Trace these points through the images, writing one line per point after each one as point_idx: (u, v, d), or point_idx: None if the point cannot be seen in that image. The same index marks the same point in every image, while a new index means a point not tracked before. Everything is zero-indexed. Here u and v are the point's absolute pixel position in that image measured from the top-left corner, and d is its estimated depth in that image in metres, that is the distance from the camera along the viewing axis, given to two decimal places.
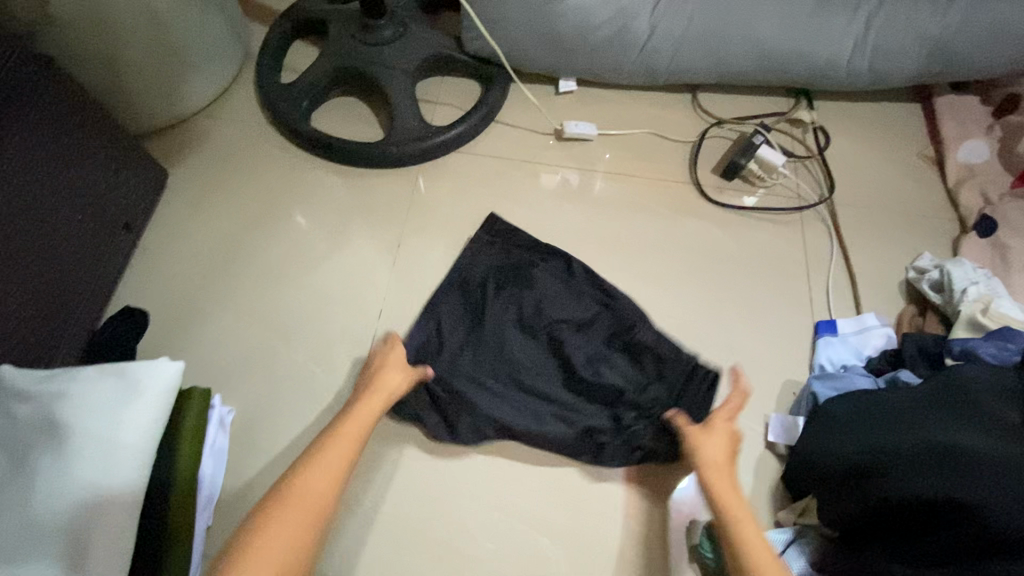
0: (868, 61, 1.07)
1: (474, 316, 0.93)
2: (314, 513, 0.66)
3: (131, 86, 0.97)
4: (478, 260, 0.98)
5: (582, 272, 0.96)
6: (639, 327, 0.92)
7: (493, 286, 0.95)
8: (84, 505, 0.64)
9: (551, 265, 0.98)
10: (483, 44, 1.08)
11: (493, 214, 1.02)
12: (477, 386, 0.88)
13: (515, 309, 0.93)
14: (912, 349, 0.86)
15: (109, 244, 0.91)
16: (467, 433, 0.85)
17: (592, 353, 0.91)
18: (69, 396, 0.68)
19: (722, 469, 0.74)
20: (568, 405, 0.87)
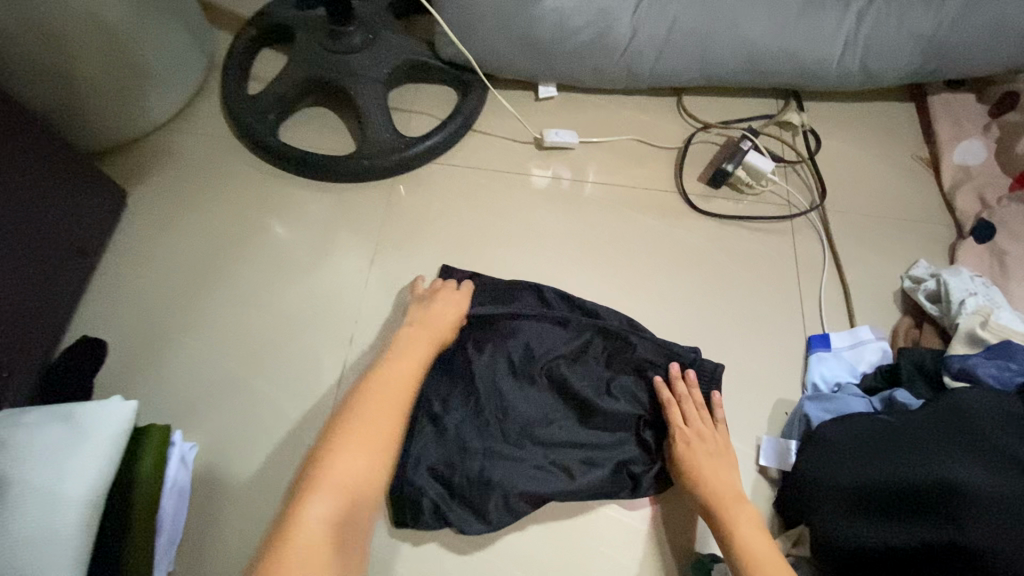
0: (859, 61, 1.03)
1: (463, 381, 0.84)
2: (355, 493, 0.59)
3: (84, 103, 0.92)
4: None
5: (557, 298, 0.89)
6: (637, 340, 0.85)
7: (472, 344, 0.85)
8: (22, 560, 0.60)
9: (523, 302, 0.89)
10: (456, 51, 1.03)
11: (445, 265, 0.94)
12: (491, 449, 0.80)
13: (505, 353, 0.85)
14: (908, 366, 0.82)
15: (61, 271, 0.87)
16: (500, 514, 0.78)
17: (599, 380, 0.85)
18: (9, 443, 0.63)
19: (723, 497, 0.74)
20: (594, 445, 0.82)
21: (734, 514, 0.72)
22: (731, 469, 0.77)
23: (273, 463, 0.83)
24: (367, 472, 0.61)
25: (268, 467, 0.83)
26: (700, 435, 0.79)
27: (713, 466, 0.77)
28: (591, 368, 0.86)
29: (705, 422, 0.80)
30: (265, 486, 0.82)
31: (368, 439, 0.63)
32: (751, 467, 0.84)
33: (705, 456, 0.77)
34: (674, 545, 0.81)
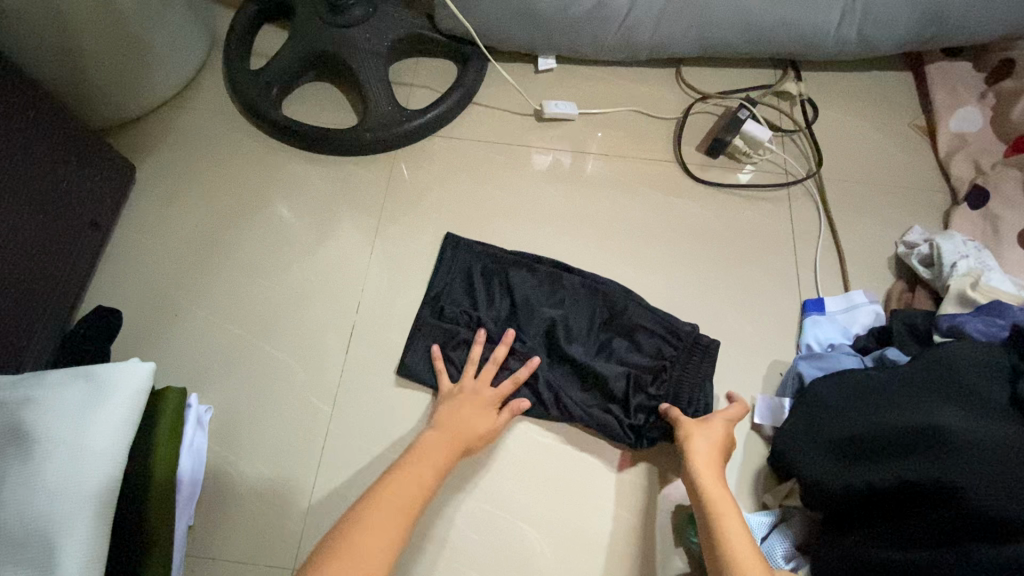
0: (856, 28, 1.03)
1: (459, 342, 0.89)
2: (405, 516, 0.65)
3: (91, 80, 0.93)
4: (451, 285, 0.94)
5: (550, 268, 0.94)
6: (630, 309, 0.90)
7: (470, 308, 0.91)
8: (56, 508, 0.63)
9: (520, 273, 0.94)
10: (456, 23, 1.04)
11: (448, 233, 0.98)
12: None
13: (499, 318, 0.91)
14: (900, 327, 0.84)
15: (75, 243, 0.89)
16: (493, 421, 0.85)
17: (592, 344, 0.90)
18: (36, 401, 0.66)
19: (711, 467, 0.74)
20: (580, 403, 0.86)
21: (728, 513, 0.69)
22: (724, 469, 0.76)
23: (284, 425, 0.86)
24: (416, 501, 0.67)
25: (280, 430, 0.86)
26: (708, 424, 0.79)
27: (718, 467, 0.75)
28: (583, 330, 0.90)
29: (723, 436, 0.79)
30: (277, 448, 0.85)
31: (413, 482, 0.69)
32: (746, 425, 0.87)
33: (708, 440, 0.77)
34: (673, 500, 0.83)
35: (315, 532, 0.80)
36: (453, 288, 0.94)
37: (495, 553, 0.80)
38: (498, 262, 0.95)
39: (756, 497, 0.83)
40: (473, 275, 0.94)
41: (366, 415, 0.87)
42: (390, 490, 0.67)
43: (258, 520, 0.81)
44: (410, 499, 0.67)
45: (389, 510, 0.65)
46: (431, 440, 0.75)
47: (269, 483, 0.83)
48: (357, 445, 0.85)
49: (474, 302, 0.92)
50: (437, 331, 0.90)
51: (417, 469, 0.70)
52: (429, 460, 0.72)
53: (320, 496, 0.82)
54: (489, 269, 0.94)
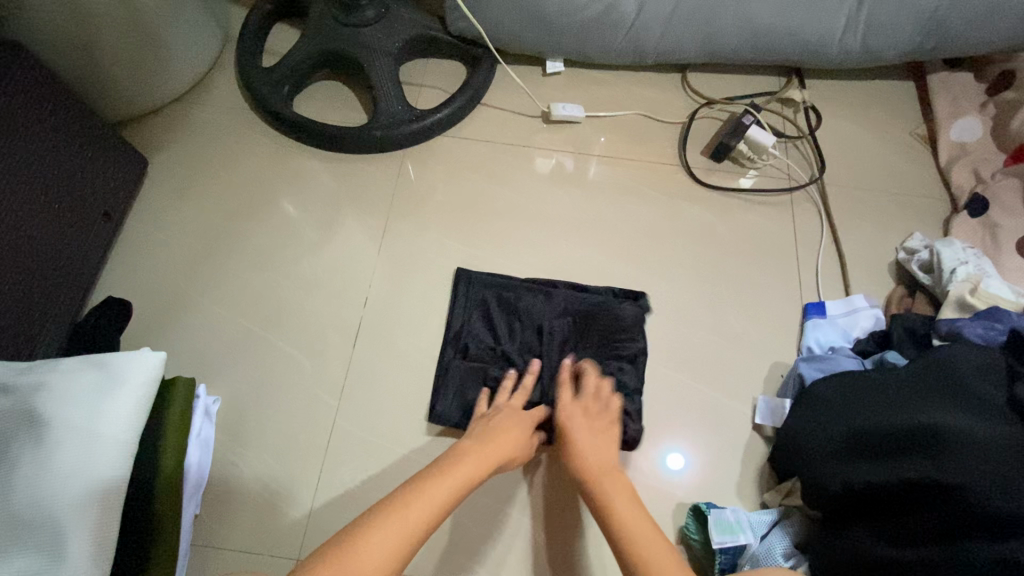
0: (860, 38, 1.05)
1: (485, 377, 0.87)
2: (414, 534, 0.57)
3: (106, 75, 0.94)
4: (471, 320, 0.92)
5: (565, 291, 0.93)
6: (628, 311, 0.90)
7: (491, 341, 0.90)
8: (65, 493, 0.64)
9: (536, 301, 0.93)
10: (467, 25, 1.06)
11: (460, 270, 0.96)
12: None
13: (524, 348, 0.90)
14: (900, 331, 0.85)
15: (88, 234, 0.90)
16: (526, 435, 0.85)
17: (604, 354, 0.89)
18: (48, 386, 0.68)
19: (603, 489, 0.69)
20: None
21: (606, 487, 0.69)
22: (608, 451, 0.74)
23: (291, 417, 0.87)
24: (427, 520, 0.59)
25: (286, 422, 0.87)
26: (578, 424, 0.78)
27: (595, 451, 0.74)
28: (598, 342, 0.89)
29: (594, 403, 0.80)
30: (283, 439, 0.86)
31: (432, 498, 0.61)
32: (747, 425, 0.89)
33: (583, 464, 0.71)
34: (674, 497, 0.84)
35: (320, 522, 0.81)
36: (472, 320, 0.92)
37: (496, 547, 0.81)
38: (514, 291, 0.94)
39: (757, 495, 0.85)
40: (490, 307, 0.92)
41: (372, 408, 0.88)
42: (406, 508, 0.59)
43: (263, 510, 0.82)
44: (421, 518, 0.58)
45: (399, 527, 0.57)
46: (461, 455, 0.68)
47: (275, 474, 0.84)
48: (362, 438, 0.86)
49: (496, 335, 0.90)
50: (465, 370, 0.88)
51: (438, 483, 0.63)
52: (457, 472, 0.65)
53: (324, 488, 0.83)
54: (505, 300, 0.93)
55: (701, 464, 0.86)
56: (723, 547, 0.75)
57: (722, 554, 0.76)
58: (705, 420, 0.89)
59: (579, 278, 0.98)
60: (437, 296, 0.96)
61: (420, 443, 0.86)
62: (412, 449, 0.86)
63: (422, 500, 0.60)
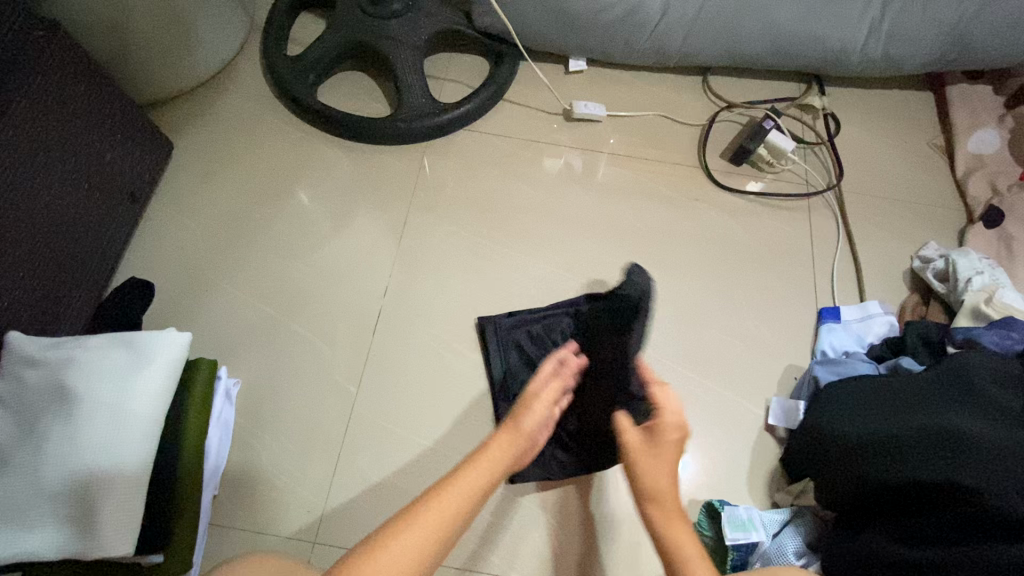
0: (882, 47, 1.06)
1: None
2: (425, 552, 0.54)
3: (136, 58, 0.95)
4: (514, 367, 0.90)
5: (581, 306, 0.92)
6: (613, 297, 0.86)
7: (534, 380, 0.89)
8: (93, 468, 0.65)
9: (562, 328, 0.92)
10: (493, 20, 1.06)
11: (480, 320, 0.93)
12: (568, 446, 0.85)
13: None
14: (913, 337, 0.86)
15: (114, 214, 0.91)
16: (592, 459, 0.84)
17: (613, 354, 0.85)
18: (78, 363, 0.69)
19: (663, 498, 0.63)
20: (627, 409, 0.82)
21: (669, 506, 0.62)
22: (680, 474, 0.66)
23: (310, 402, 0.88)
24: (428, 555, 0.54)
25: (304, 408, 0.88)
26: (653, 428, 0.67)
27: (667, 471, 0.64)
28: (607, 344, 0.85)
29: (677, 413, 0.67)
30: (301, 424, 0.87)
31: (437, 524, 0.55)
32: (760, 426, 0.90)
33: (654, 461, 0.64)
34: (686, 494, 0.85)
35: (337, 506, 0.82)
36: (514, 365, 0.90)
37: (511, 537, 0.82)
38: (543, 321, 0.93)
39: (768, 494, 0.86)
40: (521, 345, 0.91)
41: (391, 398, 0.89)
42: (405, 536, 0.54)
43: (281, 494, 0.83)
44: (419, 553, 0.53)
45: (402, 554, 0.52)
46: (476, 463, 0.63)
47: (293, 457, 0.85)
48: (381, 426, 0.87)
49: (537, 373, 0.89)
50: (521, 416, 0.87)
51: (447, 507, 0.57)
52: (466, 487, 0.60)
53: (341, 474, 0.84)
54: (537, 334, 0.92)
55: (712, 463, 0.87)
56: (736, 544, 0.76)
57: (734, 551, 0.77)
58: (716, 421, 0.90)
59: (596, 275, 0.99)
60: (455, 288, 0.97)
61: (437, 432, 0.87)
62: (428, 437, 0.87)
63: (426, 528, 0.55)
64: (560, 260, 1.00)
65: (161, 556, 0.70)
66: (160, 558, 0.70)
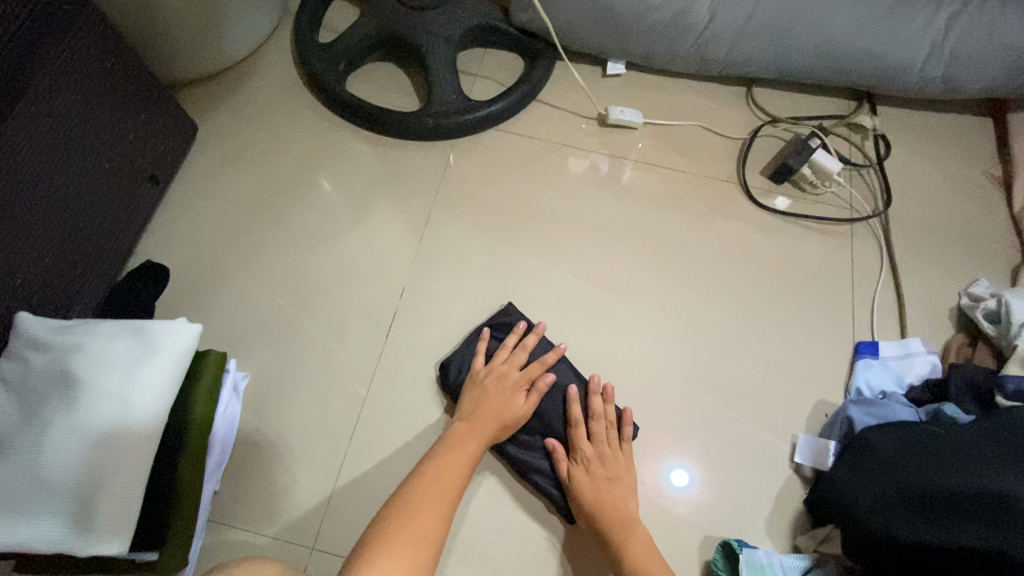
0: (943, 68, 0.99)
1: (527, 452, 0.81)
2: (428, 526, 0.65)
3: (166, 38, 0.94)
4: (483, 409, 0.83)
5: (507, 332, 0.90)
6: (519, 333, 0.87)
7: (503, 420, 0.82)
8: (92, 461, 0.64)
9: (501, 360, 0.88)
10: (532, 18, 1.02)
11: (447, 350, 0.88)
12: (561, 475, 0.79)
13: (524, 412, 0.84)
14: (958, 381, 0.80)
15: (134, 195, 0.89)
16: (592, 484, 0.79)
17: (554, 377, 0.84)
18: (85, 349, 0.67)
19: (623, 519, 0.74)
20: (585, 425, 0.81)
21: (631, 531, 0.73)
22: (632, 493, 0.77)
23: (316, 401, 0.86)
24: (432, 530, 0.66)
25: (312, 408, 0.85)
26: (601, 459, 0.79)
27: (610, 486, 0.77)
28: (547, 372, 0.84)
29: (609, 444, 0.80)
30: (306, 425, 0.84)
31: (422, 510, 0.67)
32: (783, 463, 0.85)
33: (606, 483, 0.77)
34: (701, 529, 0.81)
35: (338, 513, 0.80)
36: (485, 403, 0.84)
37: (515, 561, 0.78)
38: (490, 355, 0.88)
39: (789, 537, 0.81)
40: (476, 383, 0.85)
41: (401, 403, 0.86)
42: (407, 521, 0.65)
43: (282, 497, 0.80)
44: (424, 524, 0.65)
45: (408, 532, 0.64)
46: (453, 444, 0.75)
47: (296, 458, 0.82)
48: (388, 433, 0.84)
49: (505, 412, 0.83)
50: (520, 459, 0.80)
51: (431, 489, 0.69)
52: (445, 470, 0.72)
53: (344, 479, 0.81)
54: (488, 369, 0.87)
55: (721, 498, 0.83)
56: None
57: None
58: (738, 453, 0.85)
59: (622, 291, 0.94)
60: (474, 295, 0.93)
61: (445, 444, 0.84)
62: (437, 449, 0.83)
63: (418, 512, 0.66)
64: (585, 272, 0.96)
65: (154, 555, 0.68)
66: (153, 556, 0.68)
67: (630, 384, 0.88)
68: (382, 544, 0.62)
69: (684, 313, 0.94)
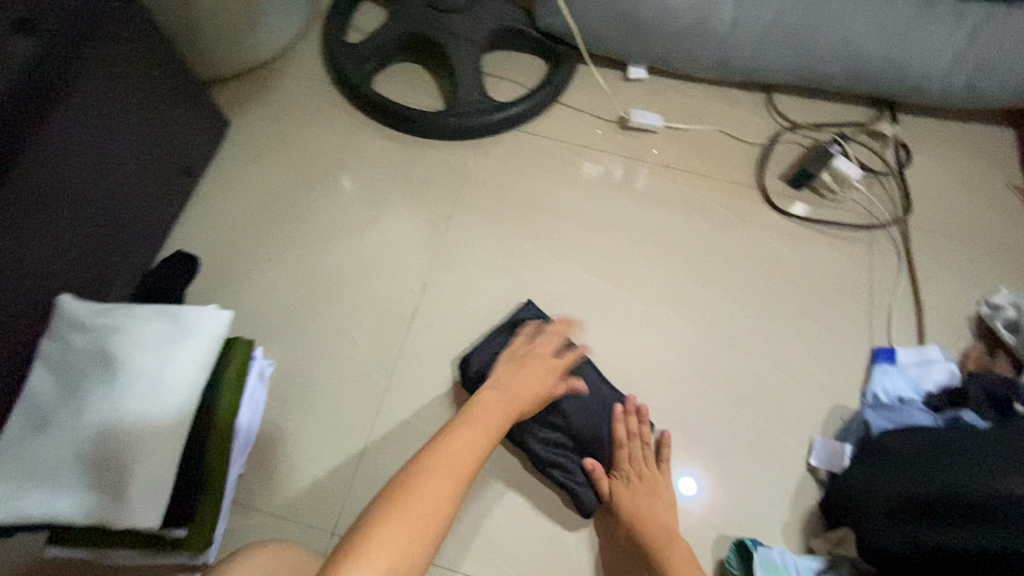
0: (965, 78, 0.99)
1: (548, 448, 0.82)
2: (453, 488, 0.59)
3: (203, 35, 0.97)
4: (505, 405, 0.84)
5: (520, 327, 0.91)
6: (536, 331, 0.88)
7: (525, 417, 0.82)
8: (130, 437, 0.66)
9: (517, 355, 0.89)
10: (556, 21, 1.04)
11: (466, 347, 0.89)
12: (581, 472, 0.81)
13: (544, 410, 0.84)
14: (976, 392, 0.80)
15: (168, 185, 0.92)
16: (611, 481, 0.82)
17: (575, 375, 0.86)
18: (125, 331, 0.70)
19: (665, 537, 0.76)
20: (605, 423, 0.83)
21: (673, 549, 0.75)
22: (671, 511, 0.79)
23: (338, 391, 0.88)
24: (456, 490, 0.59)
25: (334, 397, 0.87)
26: (641, 478, 0.81)
27: (648, 504, 0.79)
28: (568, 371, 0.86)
29: (649, 464, 0.82)
30: (328, 413, 0.86)
31: (448, 468, 0.60)
32: (798, 465, 0.85)
33: (647, 502, 0.79)
34: (714, 528, 0.81)
35: (358, 500, 0.81)
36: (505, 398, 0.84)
37: (529, 552, 0.79)
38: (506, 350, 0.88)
39: (803, 539, 0.82)
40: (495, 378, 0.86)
41: (421, 395, 0.88)
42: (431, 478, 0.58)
43: (304, 482, 0.82)
44: (448, 483, 0.59)
45: (433, 489, 0.57)
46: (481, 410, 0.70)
47: (318, 445, 0.84)
48: (407, 423, 0.86)
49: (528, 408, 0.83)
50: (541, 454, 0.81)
51: (460, 449, 0.63)
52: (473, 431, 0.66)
53: (364, 467, 0.83)
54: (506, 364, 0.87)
55: (735, 498, 0.83)
56: None
57: None
58: (753, 453, 0.86)
59: (640, 291, 0.96)
60: (494, 291, 0.95)
61: None
62: None
63: (444, 470, 0.60)
64: (603, 272, 0.97)
65: (185, 530, 0.69)
66: (184, 533, 0.69)
67: (647, 382, 0.89)
68: (402, 500, 0.55)
69: (701, 314, 0.95)
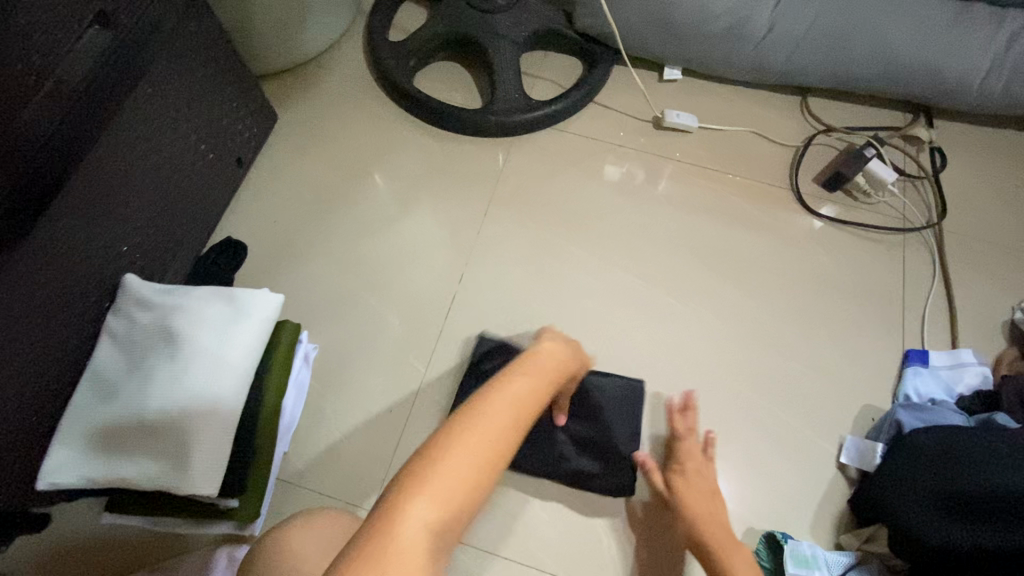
0: (1003, 83, 1.00)
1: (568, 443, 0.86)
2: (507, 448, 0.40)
3: (255, 32, 1.01)
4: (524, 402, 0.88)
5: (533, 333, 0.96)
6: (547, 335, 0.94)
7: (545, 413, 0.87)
8: (189, 409, 0.70)
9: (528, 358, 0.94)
10: (594, 23, 1.07)
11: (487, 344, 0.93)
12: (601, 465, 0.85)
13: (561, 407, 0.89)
14: (1010, 392, 0.80)
15: (219, 174, 0.96)
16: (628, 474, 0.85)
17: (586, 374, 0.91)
18: (186, 310, 0.75)
19: (725, 528, 0.73)
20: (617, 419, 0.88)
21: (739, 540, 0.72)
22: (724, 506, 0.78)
23: (378, 376, 0.91)
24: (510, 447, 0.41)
25: (373, 382, 0.90)
26: (698, 472, 0.81)
27: (704, 497, 0.78)
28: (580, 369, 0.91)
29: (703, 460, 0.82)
30: (369, 396, 0.89)
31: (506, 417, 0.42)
32: (828, 463, 0.86)
33: (704, 495, 0.78)
34: (744, 521, 0.83)
35: None
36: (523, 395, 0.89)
37: (562, 537, 0.82)
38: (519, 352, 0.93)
39: (833, 535, 0.83)
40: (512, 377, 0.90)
41: (457, 382, 0.90)
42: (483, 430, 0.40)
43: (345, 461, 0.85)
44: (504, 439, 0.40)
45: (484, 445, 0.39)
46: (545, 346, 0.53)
47: (359, 427, 0.88)
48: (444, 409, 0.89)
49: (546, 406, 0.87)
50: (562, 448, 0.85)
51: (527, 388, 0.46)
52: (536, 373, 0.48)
53: (402, 450, 0.86)
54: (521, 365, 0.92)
55: (765, 492, 0.85)
56: None
57: None
58: (782, 449, 0.87)
59: (671, 288, 0.97)
60: (528, 284, 0.97)
61: None
62: None
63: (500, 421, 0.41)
64: (636, 268, 0.99)
65: (236, 502, 0.73)
66: (235, 504, 0.73)
67: (677, 377, 0.91)
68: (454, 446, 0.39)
69: (732, 311, 0.96)
